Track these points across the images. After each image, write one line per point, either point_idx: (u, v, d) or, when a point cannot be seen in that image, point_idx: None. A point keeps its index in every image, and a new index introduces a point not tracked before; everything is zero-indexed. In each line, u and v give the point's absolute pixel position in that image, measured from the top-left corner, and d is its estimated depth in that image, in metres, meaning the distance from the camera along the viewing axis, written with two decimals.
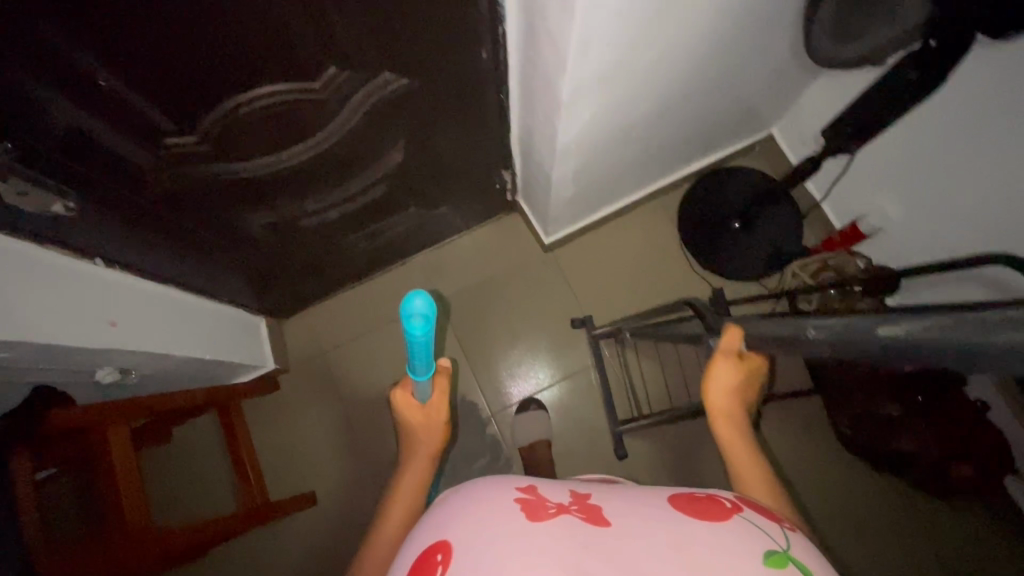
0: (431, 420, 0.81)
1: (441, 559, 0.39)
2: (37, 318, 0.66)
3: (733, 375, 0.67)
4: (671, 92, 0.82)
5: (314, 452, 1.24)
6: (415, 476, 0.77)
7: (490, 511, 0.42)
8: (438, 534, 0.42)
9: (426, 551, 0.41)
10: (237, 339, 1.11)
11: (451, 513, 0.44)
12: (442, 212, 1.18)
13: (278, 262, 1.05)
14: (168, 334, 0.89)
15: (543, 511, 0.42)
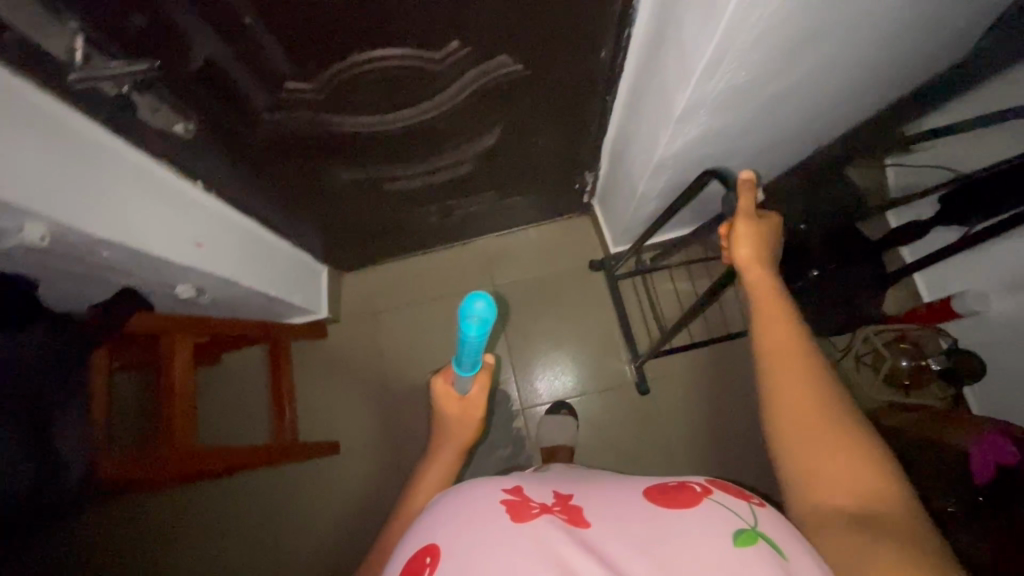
0: (467, 415, 0.80)
1: (429, 561, 0.41)
2: (144, 227, 0.70)
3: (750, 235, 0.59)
4: (789, 126, 0.78)
5: (347, 404, 1.28)
6: (439, 469, 0.77)
7: (479, 513, 0.43)
8: (426, 538, 0.44)
9: (413, 556, 0.43)
10: (300, 283, 1.16)
11: (439, 513, 0.46)
12: (517, 202, 1.18)
13: (354, 219, 1.08)
14: (244, 265, 0.94)
15: (526, 511, 0.43)
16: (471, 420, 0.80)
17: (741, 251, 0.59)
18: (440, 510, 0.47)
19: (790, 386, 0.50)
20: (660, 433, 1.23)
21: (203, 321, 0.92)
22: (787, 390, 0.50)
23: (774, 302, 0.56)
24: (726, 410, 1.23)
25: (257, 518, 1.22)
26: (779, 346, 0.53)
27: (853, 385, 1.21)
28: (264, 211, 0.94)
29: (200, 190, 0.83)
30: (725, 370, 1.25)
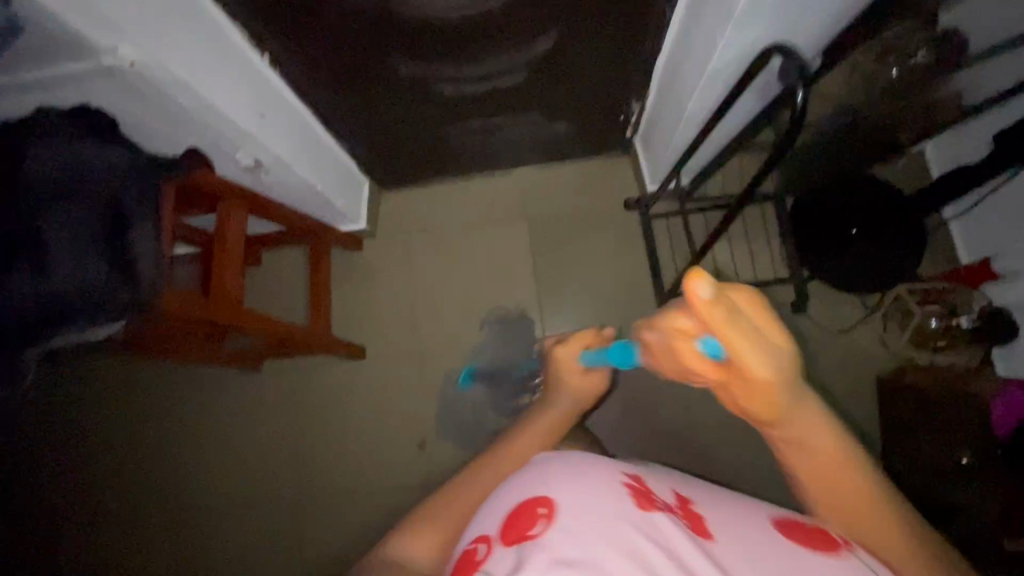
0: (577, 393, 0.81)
1: (543, 511, 0.55)
2: (213, 82, 0.74)
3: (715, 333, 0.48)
4: (843, 24, 0.78)
5: (377, 312, 1.33)
6: (532, 438, 0.75)
7: (603, 488, 0.56)
8: (543, 491, 0.57)
9: (530, 498, 0.57)
10: (343, 187, 1.20)
11: (561, 471, 0.60)
12: (561, 128, 1.19)
13: (403, 127, 1.11)
14: (296, 150, 0.98)
15: (648, 503, 0.55)
16: (589, 395, 0.83)
17: (742, 354, 0.48)
18: (555, 468, 0.61)
19: (820, 442, 0.52)
20: None
21: (260, 198, 0.96)
22: (819, 445, 0.52)
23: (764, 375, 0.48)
24: None
25: (290, 411, 1.31)
26: (802, 415, 0.52)
27: (876, 343, 1.20)
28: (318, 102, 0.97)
29: (264, 64, 0.86)
30: None
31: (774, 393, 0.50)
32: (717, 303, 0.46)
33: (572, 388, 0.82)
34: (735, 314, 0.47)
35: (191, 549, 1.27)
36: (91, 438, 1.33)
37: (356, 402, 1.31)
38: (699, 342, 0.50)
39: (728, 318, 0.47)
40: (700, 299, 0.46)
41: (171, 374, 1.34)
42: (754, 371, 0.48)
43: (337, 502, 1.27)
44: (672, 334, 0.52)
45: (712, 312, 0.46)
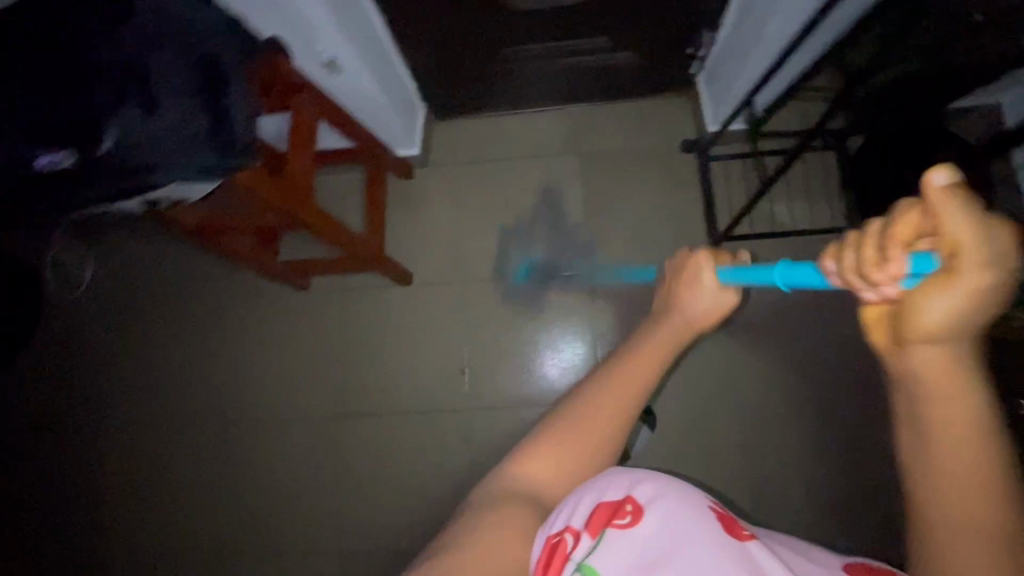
0: (709, 312, 0.64)
1: (629, 508, 0.50)
2: None
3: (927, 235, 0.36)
4: None
5: (424, 241, 1.34)
6: (646, 359, 0.59)
7: (692, 502, 0.50)
8: (628, 491, 0.52)
9: (611, 495, 0.51)
10: (402, 107, 1.20)
11: (641, 475, 0.54)
12: (624, 59, 1.17)
13: (468, 47, 1.10)
14: (370, 55, 0.98)
15: (736, 529, 0.49)
16: (724, 313, 0.66)
17: (960, 271, 0.34)
18: (637, 472, 0.54)
19: (958, 455, 0.39)
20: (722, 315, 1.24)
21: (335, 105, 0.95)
22: (953, 462, 0.39)
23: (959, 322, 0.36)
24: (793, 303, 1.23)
25: (335, 332, 1.34)
26: (955, 409, 0.39)
27: None
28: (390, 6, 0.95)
29: None
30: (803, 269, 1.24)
31: (943, 345, 0.38)
32: (944, 194, 0.34)
33: (702, 312, 0.64)
34: (969, 215, 0.34)
35: (237, 456, 1.32)
36: (146, 345, 1.38)
37: (401, 327, 1.32)
38: (896, 255, 0.37)
39: (967, 222, 0.34)
40: (928, 184, 0.35)
41: (223, 289, 1.38)
42: (956, 296, 0.35)
43: (378, 421, 1.29)
44: (868, 246, 0.39)
45: (939, 200, 0.34)
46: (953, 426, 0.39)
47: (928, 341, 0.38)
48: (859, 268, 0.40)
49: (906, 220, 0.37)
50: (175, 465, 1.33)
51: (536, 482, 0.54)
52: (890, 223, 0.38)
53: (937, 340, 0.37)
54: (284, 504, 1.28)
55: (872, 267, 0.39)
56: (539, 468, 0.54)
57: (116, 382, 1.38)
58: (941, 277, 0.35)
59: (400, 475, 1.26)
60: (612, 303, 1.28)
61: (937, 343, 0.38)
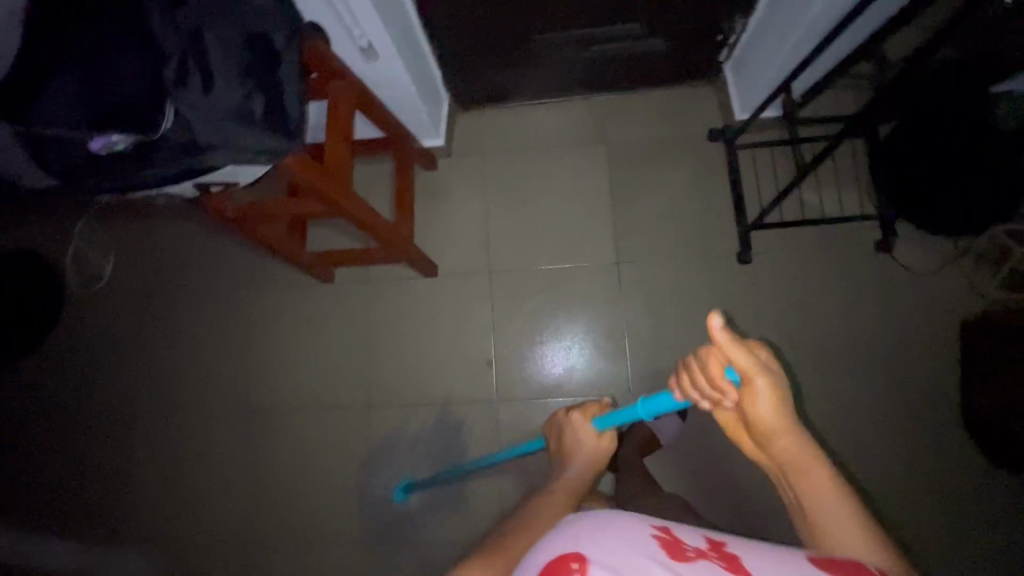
0: (595, 453, 0.74)
1: (575, 567, 0.42)
2: None
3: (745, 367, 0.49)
4: None
5: (449, 231, 1.33)
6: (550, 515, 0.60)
7: (632, 538, 0.45)
8: (567, 547, 0.44)
9: (554, 559, 0.44)
10: (429, 98, 1.19)
11: (586, 526, 0.47)
12: (652, 48, 1.17)
13: (497, 35, 1.09)
14: (403, 44, 0.97)
15: (684, 553, 0.44)
16: (603, 460, 0.75)
17: (755, 385, 0.50)
18: (583, 525, 0.47)
19: (845, 533, 0.49)
20: (752, 304, 1.23)
21: (365, 94, 0.94)
22: (848, 545, 0.48)
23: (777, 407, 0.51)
24: (824, 291, 1.22)
25: (359, 325, 1.33)
26: (812, 476, 0.52)
27: (962, 283, 1.19)
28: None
29: None
30: (833, 257, 1.23)
31: (781, 437, 0.52)
32: (727, 341, 0.47)
33: (590, 452, 0.73)
34: (747, 350, 0.49)
35: (262, 451, 1.30)
36: (169, 339, 1.38)
37: (425, 320, 1.31)
38: (720, 381, 0.50)
39: (750, 356, 0.49)
40: (716, 334, 0.47)
41: (247, 282, 1.37)
42: (761, 403, 0.50)
43: (405, 413, 1.28)
44: (698, 374, 0.51)
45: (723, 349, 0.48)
46: (841, 520, 0.49)
47: (774, 436, 0.52)
48: (711, 381, 0.50)
49: (710, 354, 0.49)
50: (199, 460, 1.31)
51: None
52: (704, 358, 0.50)
53: (779, 430, 0.52)
54: (311, 498, 1.27)
55: (709, 389, 0.51)
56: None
57: (138, 378, 1.37)
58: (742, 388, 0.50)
59: (427, 470, 1.25)
60: (639, 292, 1.27)
61: (783, 435, 0.52)
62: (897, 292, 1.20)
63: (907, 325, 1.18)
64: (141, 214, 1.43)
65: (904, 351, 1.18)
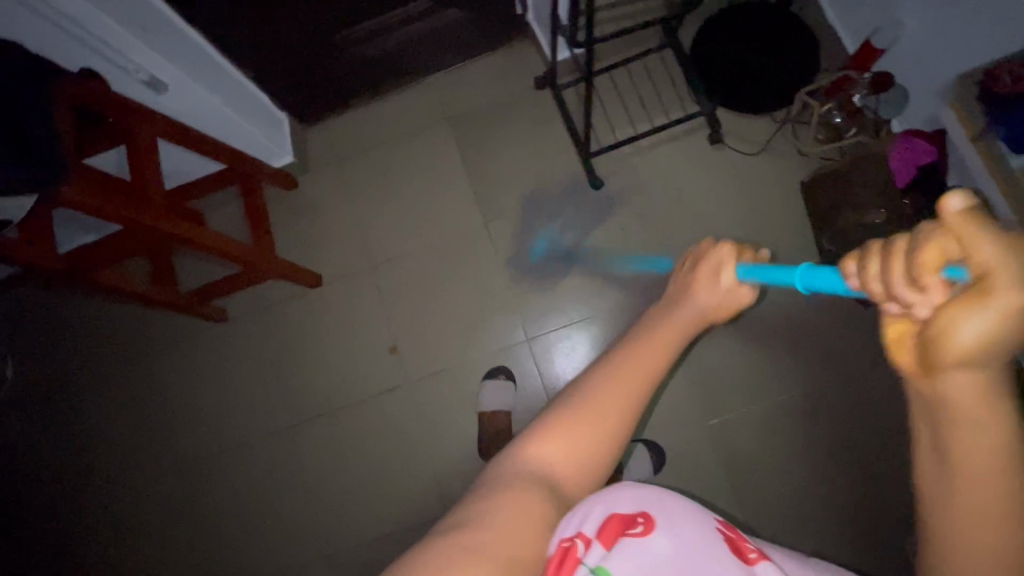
0: (723, 304, 0.62)
1: (641, 521, 0.56)
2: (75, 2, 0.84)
3: (1008, 257, 0.27)
4: None
5: (325, 239, 1.37)
6: (636, 367, 0.50)
7: (700, 525, 0.56)
8: (637, 507, 0.58)
9: (627, 509, 0.58)
10: (261, 122, 1.25)
11: (648, 493, 0.61)
12: (452, 16, 1.23)
13: (299, 45, 1.15)
14: (198, 76, 1.06)
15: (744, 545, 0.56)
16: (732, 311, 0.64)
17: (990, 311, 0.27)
18: (644, 492, 0.61)
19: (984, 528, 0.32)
20: (615, 224, 1.30)
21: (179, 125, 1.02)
22: (980, 537, 0.32)
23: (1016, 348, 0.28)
24: (675, 195, 1.29)
25: (267, 352, 1.35)
26: (984, 455, 0.31)
27: (793, 152, 1.26)
28: (206, 16, 0.99)
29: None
30: (676, 161, 1.30)
31: (973, 378, 0.29)
32: (970, 227, 0.28)
33: (715, 310, 0.61)
34: (998, 244, 0.27)
35: (204, 498, 1.30)
36: (81, 421, 1.37)
37: (329, 327, 1.35)
38: (923, 274, 0.30)
39: (1012, 253, 0.27)
40: (946, 213, 0.29)
41: (148, 344, 1.39)
42: (982, 326, 0.28)
43: (331, 422, 1.30)
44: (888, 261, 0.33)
45: (964, 227, 0.28)
46: (983, 495, 0.32)
47: (946, 375, 0.30)
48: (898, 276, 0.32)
49: (926, 240, 0.30)
50: (144, 524, 1.31)
51: (554, 462, 0.46)
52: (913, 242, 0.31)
53: (977, 371, 0.29)
54: (260, 532, 1.28)
55: (908, 284, 0.32)
56: (555, 452, 0.46)
57: (61, 468, 1.36)
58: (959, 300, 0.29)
59: (358, 469, 1.28)
60: (515, 243, 1.33)
61: (977, 376, 0.29)
62: (742, 175, 1.27)
63: (755, 202, 1.25)
64: (28, 311, 1.43)
65: (763, 226, 1.24)
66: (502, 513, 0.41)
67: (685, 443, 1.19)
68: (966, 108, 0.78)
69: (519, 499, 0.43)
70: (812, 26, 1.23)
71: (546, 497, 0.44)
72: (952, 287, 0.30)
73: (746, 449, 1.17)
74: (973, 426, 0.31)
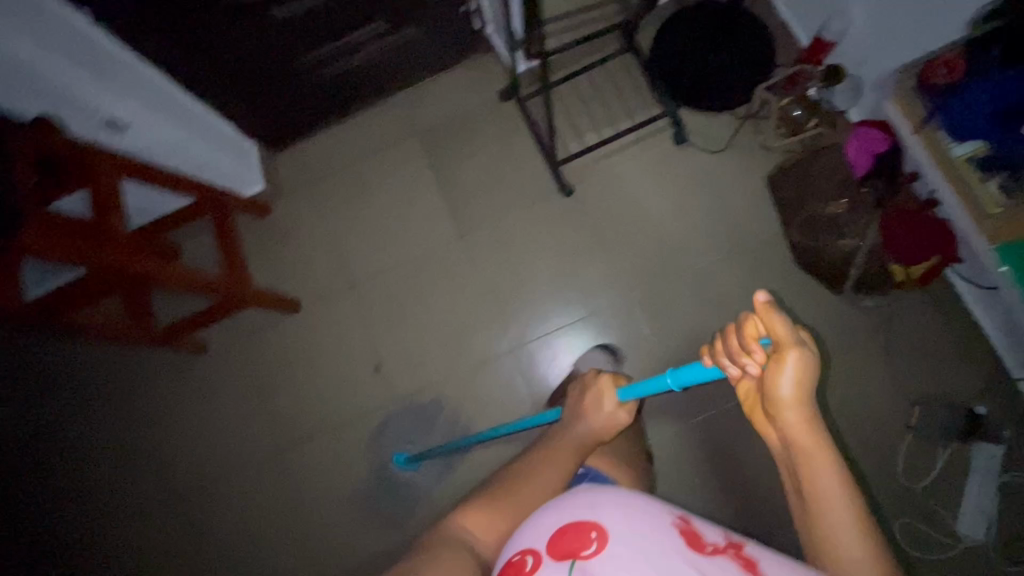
0: (609, 425, 0.82)
1: (593, 535, 0.55)
2: (28, 51, 0.86)
3: (786, 336, 0.52)
4: None
5: (301, 264, 1.37)
6: (538, 482, 0.75)
7: (656, 532, 0.55)
8: (590, 517, 0.57)
9: (580, 520, 0.57)
10: (230, 153, 1.27)
11: (606, 500, 0.59)
12: (410, 34, 1.24)
13: (259, 72, 1.15)
14: (160, 113, 1.07)
15: (704, 546, 0.54)
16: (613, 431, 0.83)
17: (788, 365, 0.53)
18: (603, 498, 0.59)
19: (835, 517, 0.52)
20: (588, 230, 1.31)
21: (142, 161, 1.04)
22: (830, 510, 0.52)
23: (803, 393, 0.54)
24: (645, 197, 1.30)
25: (250, 381, 1.35)
26: (816, 463, 0.54)
27: (758, 147, 1.27)
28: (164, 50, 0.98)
29: (109, 42, 0.93)
30: (643, 163, 1.32)
31: (791, 412, 0.54)
32: (767, 312, 0.53)
33: (602, 422, 0.82)
34: (787, 328, 0.52)
35: (192, 534, 1.28)
36: (62, 464, 1.35)
37: (311, 352, 1.34)
38: (751, 345, 0.55)
39: (788, 330, 0.52)
40: (759, 303, 0.53)
41: (129, 381, 1.38)
42: (782, 374, 0.53)
43: (320, 446, 1.30)
44: (733, 341, 0.55)
45: (765, 314, 0.53)
46: (825, 479, 0.53)
47: (779, 414, 0.55)
48: (734, 348, 0.55)
49: (748, 321, 0.55)
50: (131, 567, 1.28)
51: (471, 530, 0.69)
52: (740, 325, 0.55)
53: (793, 411, 0.54)
54: (250, 563, 1.26)
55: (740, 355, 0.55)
56: (471, 528, 0.69)
57: (42, 514, 1.32)
58: (772, 357, 0.53)
59: (347, 493, 1.27)
60: (491, 254, 1.34)
61: (791, 416, 0.55)
62: (710, 173, 1.29)
63: (724, 199, 1.27)
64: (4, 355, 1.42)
65: (733, 222, 1.26)
66: (439, 565, 0.60)
67: (672, 441, 1.20)
68: (910, 97, 0.81)
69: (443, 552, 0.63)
70: (766, 22, 1.25)
71: (464, 552, 0.64)
72: (766, 351, 0.54)
73: (732, 444, 1.18)
74: (803, 448, 0.54)
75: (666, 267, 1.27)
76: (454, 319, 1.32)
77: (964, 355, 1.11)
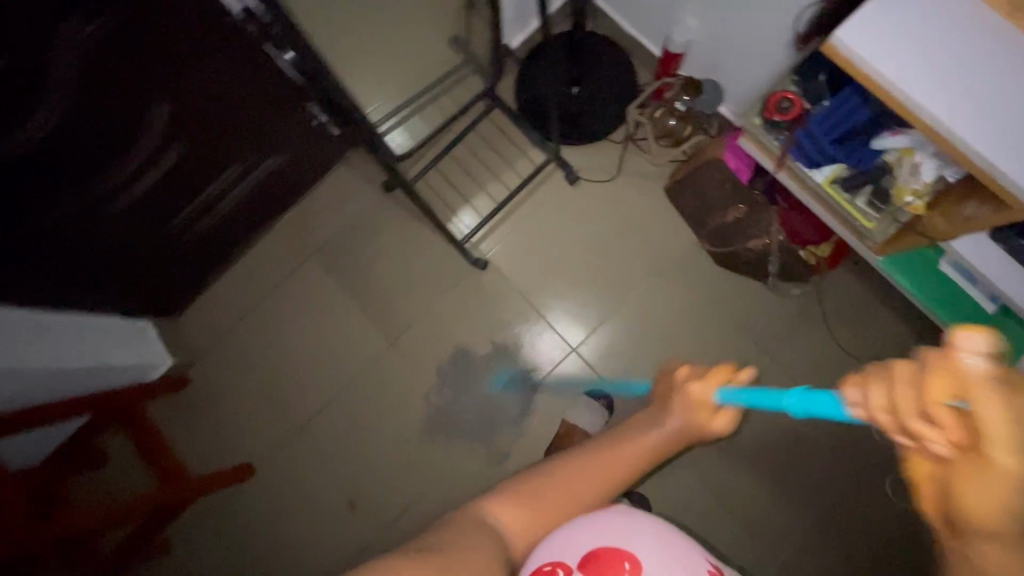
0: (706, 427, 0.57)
1: (628, 566, 0.48)
2: None
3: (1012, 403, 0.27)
4: None
5: (239, 426, 1.29)
6: (602, 467, 0.55)
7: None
8: (625, 543, 0.50)
9: (613, 543, 0.50)
10: (121, 346, 1.19)
11: (647, 527, 0.52)
12: (270, 164, 1.17)
13: (122, 261, 1.07)
14: (28, 352, 0.98)
15: None
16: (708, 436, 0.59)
17: (995, 470, 0.27)
18: (642, 519, 0.53)
19: None
20: (513, 296, 1.28)
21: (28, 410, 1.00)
22: None
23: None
24: (559, 245, 1.28)
25: (227, 572, 1.24)
26: None
27: (646, 164, 1.27)
28: (14, 278, 0.91)
29: None
30: (546, 213, 1.29)
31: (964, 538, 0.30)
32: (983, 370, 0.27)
33: (690, 429, 0.58)
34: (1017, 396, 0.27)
35: None
36: None
37: (281, 514, 1.26)
38: (930, 412, 0.29)
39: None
40: (957, 347, 0.28)
41: None
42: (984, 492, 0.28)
43: None
44: (901, 395, 0.30)
45: (982, 369, 0.27)
46: None
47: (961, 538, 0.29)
48: (896, 413, 0.31)
49: (931, 369, 0.29)
50: None
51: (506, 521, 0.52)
52: (921, 371, 0.30)
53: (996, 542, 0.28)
54: None
55: (913, 419, 0.30)
56: (506, 522, 0.52)
57: None
58: (966, 446, 0.29)
59: None
60: (430, 350, 1.29)
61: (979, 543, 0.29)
62: (612, 204, 1.28)
63: (635, 224, 1.26)
64: None
65: (650, 245, 1.25)
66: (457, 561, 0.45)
67: (665, 475, 1.20)
68: (758, 133, 0.83)
69: (468, 562, 0.46)
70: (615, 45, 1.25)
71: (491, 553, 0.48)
72: (963, 422, 0.28)
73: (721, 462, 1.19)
74: None
75: (603, 309, 1.25)
76: (416, 427, 1.27)
77: (896, 308, 1.16)
